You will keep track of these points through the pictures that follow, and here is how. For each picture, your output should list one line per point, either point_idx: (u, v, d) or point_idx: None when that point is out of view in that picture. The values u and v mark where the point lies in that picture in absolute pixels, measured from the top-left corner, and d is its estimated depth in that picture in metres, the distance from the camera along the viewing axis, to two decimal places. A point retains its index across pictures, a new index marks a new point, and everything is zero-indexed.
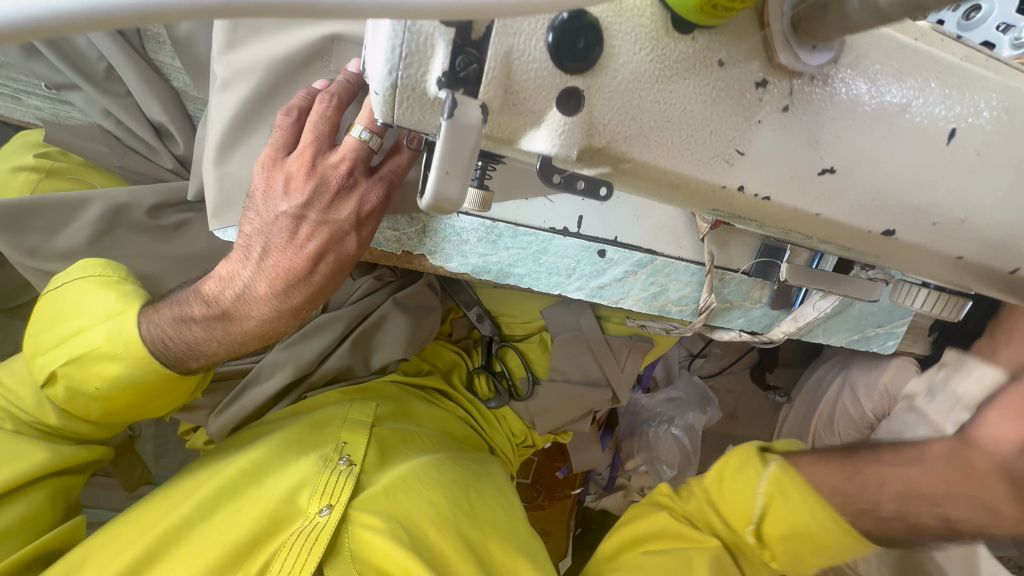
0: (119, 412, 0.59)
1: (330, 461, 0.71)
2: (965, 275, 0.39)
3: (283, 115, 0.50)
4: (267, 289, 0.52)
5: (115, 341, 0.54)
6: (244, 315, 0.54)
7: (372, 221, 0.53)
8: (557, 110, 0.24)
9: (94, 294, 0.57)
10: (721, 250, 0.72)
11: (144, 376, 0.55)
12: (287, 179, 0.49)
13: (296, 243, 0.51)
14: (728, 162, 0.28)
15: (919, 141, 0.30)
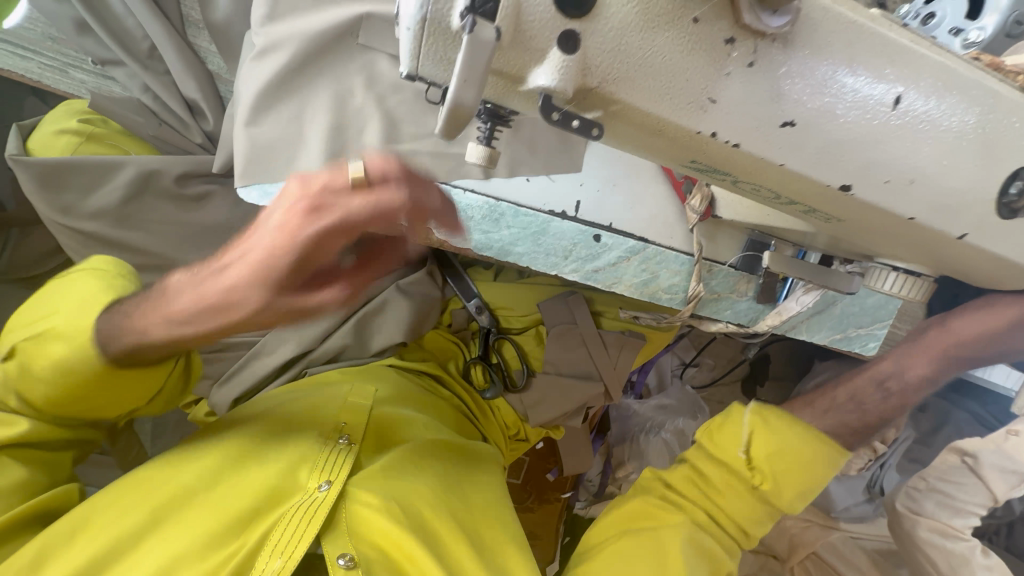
0: (72, 404, 0.58)
1: (330, 440, 0.71)
2: (919, 241, 0.44)
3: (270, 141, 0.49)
4: (183, 307, 0.47)
5: (71, 323, 0.56)
6: (167, 305, 0.49)
7: (289, 293, 0.42)
8: (557, 49, 0.29)
9: (73, 279, 0.60)
10: (711, 243, 0.78)
11: (84, 364, 0.55)
12: None
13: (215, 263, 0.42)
14: (702, 109, 0.32)
15: (867, 103, 0.35)
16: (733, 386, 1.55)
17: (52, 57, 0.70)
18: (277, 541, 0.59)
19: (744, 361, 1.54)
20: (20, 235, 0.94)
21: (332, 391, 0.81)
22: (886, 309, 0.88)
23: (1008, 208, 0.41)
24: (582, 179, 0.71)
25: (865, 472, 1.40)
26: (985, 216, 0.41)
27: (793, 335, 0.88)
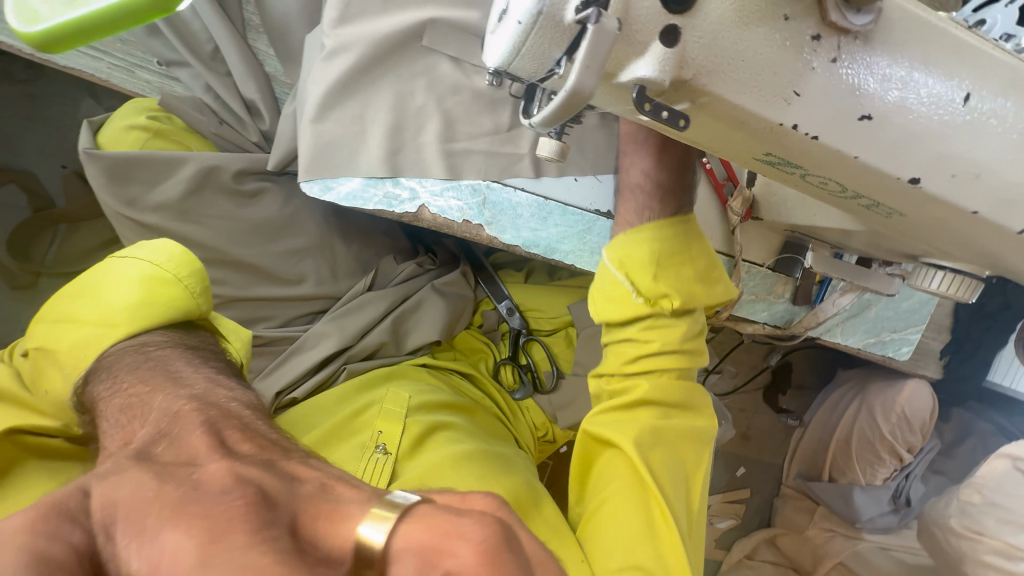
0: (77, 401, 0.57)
1: (367, 449, 0.74)
2: (979, 236, 0.45)
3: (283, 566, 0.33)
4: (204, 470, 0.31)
5: (106, 316, 0.58)
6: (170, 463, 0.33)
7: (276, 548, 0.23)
8: (659, 42, 0.31)
9: (109, 272, 0.61)
10: (747, 244, 0.79)
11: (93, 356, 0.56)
12: None
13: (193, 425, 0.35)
14: (787, 101, 0.34)
15: (939, 99, 0.37)
16: (754, 394, 1.58)
17: (120, 57, 0.73)
18: None
19: (767, 369, 1.56)
20: (69, 229, 0.97)
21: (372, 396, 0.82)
22: (920, 314, 0.89)
23: None
24: None
25: (890, 482, 1.39)
26: None
27: (828, 337, 0.89)
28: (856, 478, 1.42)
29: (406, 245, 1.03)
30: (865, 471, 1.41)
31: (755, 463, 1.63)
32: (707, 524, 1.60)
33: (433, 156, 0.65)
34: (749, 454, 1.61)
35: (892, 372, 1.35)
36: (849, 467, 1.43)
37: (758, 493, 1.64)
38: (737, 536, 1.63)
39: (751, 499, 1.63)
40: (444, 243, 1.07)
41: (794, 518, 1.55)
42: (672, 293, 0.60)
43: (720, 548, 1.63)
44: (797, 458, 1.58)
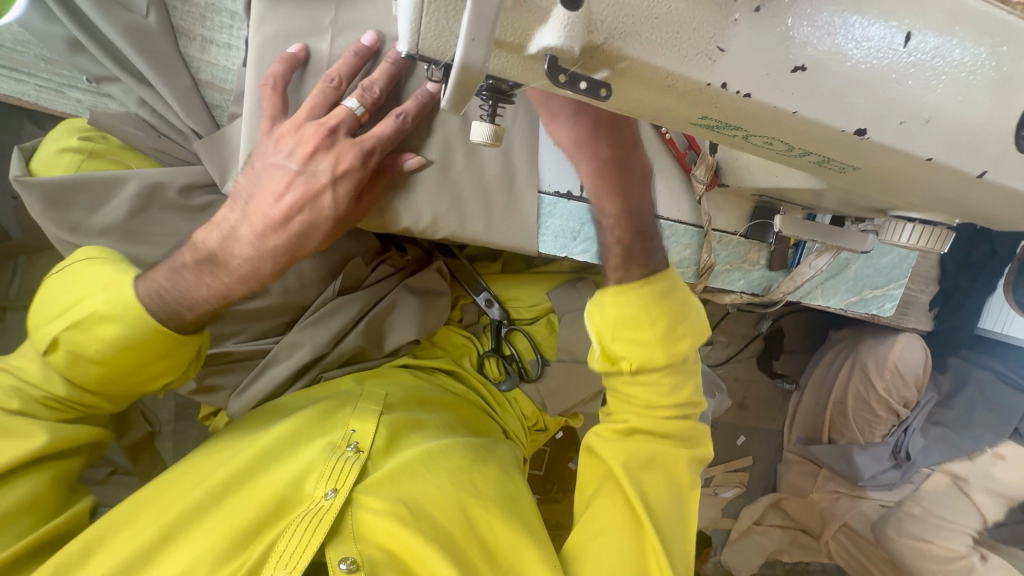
0: (120, 377, 0.59)
1: (338, 448, 0.66)
2: (937, 184, 0.43)
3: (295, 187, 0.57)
4: (248, 231, 0.57)
5: (114, 304, 0.55)
6: (230, 254, 0.57)
7: (350, 179, 0.58)
8: (561, 6, 0.29)
9: (94, 269, 0.59)
10: (718, 213, 0.76)
11: (143, 336, 0.56)
12: (314, 177, 0.57)
13: (279, 194, 0.57)
14: (711, 59, 0.32)
15: (879, 41, 0.35)
16: (748, 362, 1.58)
17: (48, 78, 0.71)
18: (282, 551, 0.55)
19: (758, 336, 1.54)
20: (27, 261, 0.95)
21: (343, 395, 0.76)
22: (902, 268, 0.88)
23: None
24: None
25: (886, 437, 1.39)
26: (1004, 152, 0.40)
27: (809, 301, 0.87)
28: (855, 437, 1.42)
29: (374, 243, 1.00)
30: (863, 430, 1.40)
31: (755, 431, 1.63)
32: (713, 495, 1.61)
33: None
34: (748, 422, 1.61)
35: (881, 328, 1.34)
36: (848, 427, 1.43)
37: (761, 460, 1.64)
38: (743, 504, 1.64)
39: (754, 466, 1.64)
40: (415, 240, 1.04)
41: (797, 482, 1.56)
42: (631, 357, 0.61)
43: (728, 517, 1.65)
44: (797, 423, 1.58)
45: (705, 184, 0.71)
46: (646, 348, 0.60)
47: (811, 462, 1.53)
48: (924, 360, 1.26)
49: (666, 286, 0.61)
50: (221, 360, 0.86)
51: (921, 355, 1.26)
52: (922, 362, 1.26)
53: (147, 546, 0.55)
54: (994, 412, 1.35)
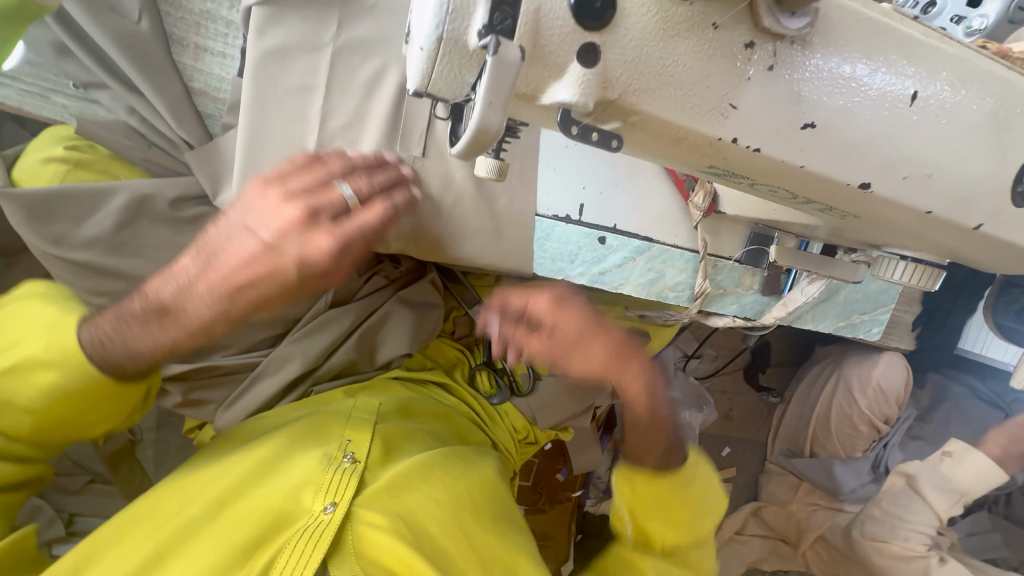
0: (60, 425, 0.57)
1: (334, 459, 0.65)
2: (934, 233, 0.44)
3: (252, 264, 0.47)
4: (204, 289, 0.49)
5: (52, 350, 0.53)
6: (180, 310, 0.50)
7: (325, 269, 0.47)
8: (577, 63, 0.28)
9: (34, 309, 0.57)
10: (714, 238, 0.77)
11: (81, 386, 0.54)
12: (281, 261, 0.47)
13: (241, 261, 0.48)
14: (724, 115, 0.32)
15: (887, 100, 0.35)
16: (734, 374, 1.60)
17: (32, 82, 0.68)
18: (282, 568, 0.54)
19: (745, 350, 1.57)
20: (6, 265, 0.92)
21: (332, 408, 0.74)
22: (889, 294, 0.89)
23: (1022, 195, 0.41)
24: (585, 181, 0.71)
25: (866, 452, 1.44)
26: (1000, 205, 0.41)
27: (799, 325, 0.88)
28: (836, 451, 1.46)
29: (367, 254, 0.99)
30: (844, 445, 1.45)
31: (739, 443, 1.65)
32: None
33: None
34: (733, 434, 1.64)
35: (867, 347, 1.36)
36: (829, 441, 1.47)
37: (744, 471, 1.67)
38: (725, 514, 1.66)
39: (737, 477, 1.66)
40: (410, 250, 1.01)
41: (776, 492, 1.58)
42: None
43: (710, 527, 1.67)
44: (779, 436, 1.60)
45: (703, 211, 0.70)
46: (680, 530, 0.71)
47: (790, 473, 1.56)
48: (904, 381, 1.30)
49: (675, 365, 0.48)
50: (205, 374, 0.83)
51: (903, 372, 1.29)
52: (902, 380, 1.30)
53: (141, 566, 0.54)
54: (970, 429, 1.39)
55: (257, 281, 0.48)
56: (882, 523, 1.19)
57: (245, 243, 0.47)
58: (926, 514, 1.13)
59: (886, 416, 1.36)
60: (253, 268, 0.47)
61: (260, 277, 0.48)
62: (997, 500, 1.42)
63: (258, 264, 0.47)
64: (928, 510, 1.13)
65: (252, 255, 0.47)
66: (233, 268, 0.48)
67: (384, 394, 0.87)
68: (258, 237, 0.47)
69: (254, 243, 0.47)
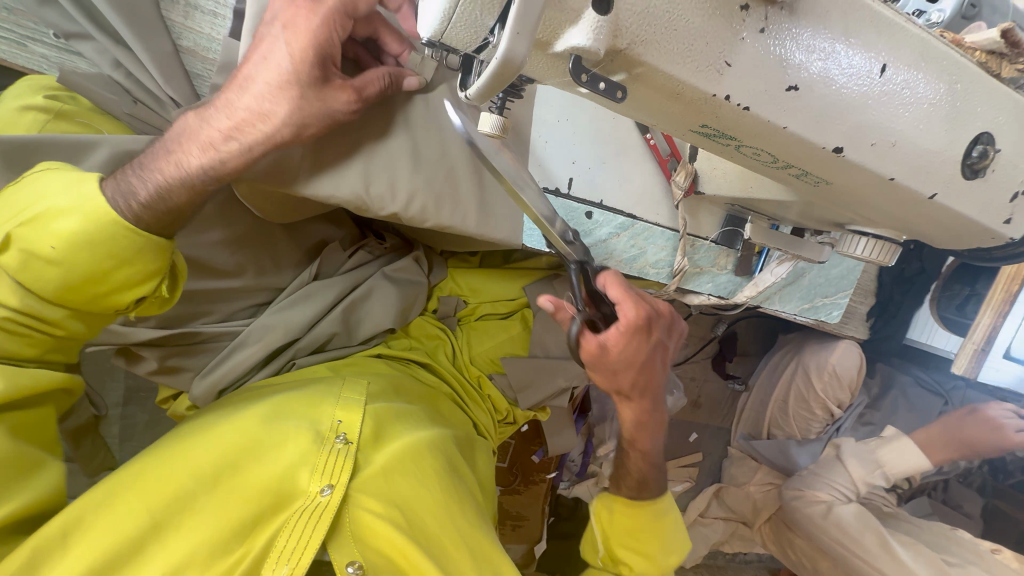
0: (82, 293, 0.56)
1: (326, 439, 0.65)
2: (897, 203, 0.48)
3: (253, 54, 0.54)
4: (218, 120, 0.55)
5: (72, 199, 0.53)
6: (198, 138, 0.55)
7: (305, 39, 0.52)
8: (592, 9, 0.30)
9: (40, 180, 0.55)
10: (693, 219, 0.81)
11: (103, 233, 0.53)
12: (270, 41, 0.53)
13: (248, 64, 0.54)
14: (719, 73, 0.35)
15: (859, 71, 0.39)
16: (703, 363, 1.67)
17: (9, 29, 0.66)
18: (282, 547, 0.56)
19: (714, 339, 1.64)
20: None
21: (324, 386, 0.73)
22: (848, 279, 0.96)
23: (971, 169, 0.46)
24: (574, 156, 0.73)
25: (821, 435, 1.53)
26: (953, 176, 0.46)
27: (768, 305, 0.93)
28: (793, 433, 1.55)
29: (352, 230, 1.00)
30: (800, 427, 1.53)
31: (705, 428, 1.73)
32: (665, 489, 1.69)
33: (363, 124, 0.62)
34: (699, 420, 1.71)
35: (825, 335, 1.44)
36: (787, 424, 1.55)
37: (709, 456, 1.75)
38: (690, 498, 1.73)
39: (703, 461, 1.74)
40: (393, 229, 1.05)
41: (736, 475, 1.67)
42: (630, 562, 0.71)
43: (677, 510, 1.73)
44: (742, 421, 1.68)
45: (683, 190, 0.74)
46: (646, 561, 0.71)
47: (750, 457, 1.62)
48: (858, 366, 1.38)
49: (656, 508, 0.73)
50: (183, 341, 0.81)
51: (856, 357, 1.37)
52: (856, 366, 1.38)
53: (135, 538, 0.53)
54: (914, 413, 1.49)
55: (257, 71, 0.53)
56: (806, 477, 1.39)
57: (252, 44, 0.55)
58: (842, 475, 1.34)
59: (840, 402, 1.45)
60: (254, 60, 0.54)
61: (258, 63, 0.53)
62: (936, 486, 1.55)
63: (258, 52, 0.54)
64: (845, 473, 1.34)
65: (256, 43, 0.54)
66: (242, 72, 0.54)
67: (375, 374, 0.85)
68: (262, 28, 0.54)
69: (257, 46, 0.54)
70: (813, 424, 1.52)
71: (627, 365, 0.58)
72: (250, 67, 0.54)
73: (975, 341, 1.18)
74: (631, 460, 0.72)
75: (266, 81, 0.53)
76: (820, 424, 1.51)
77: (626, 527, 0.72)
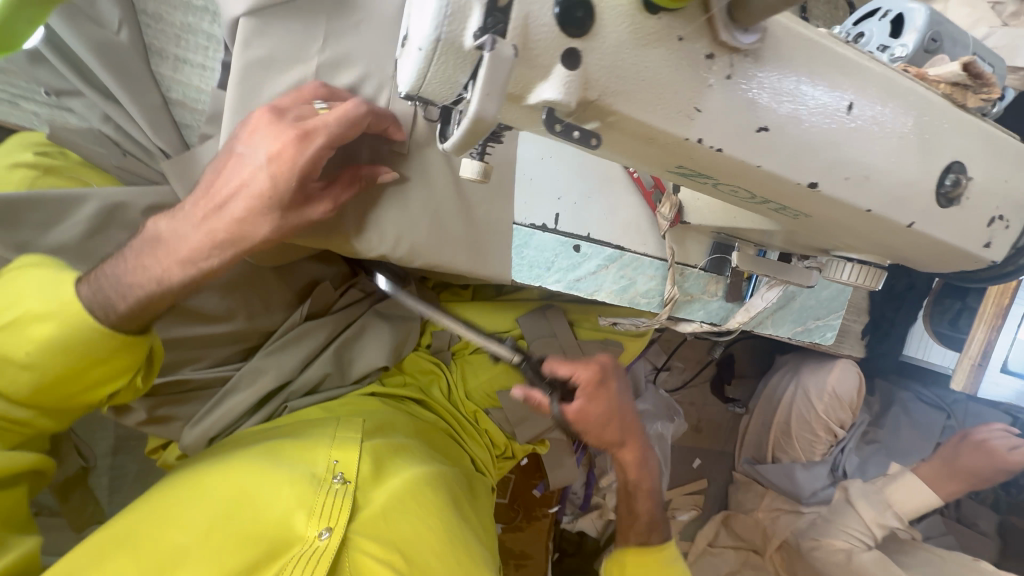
0: (58, 391, 0.57)
1: (323, 480, 0.64)
2: (877, 232, 0.48)
3: (230, 163, 0.54)
4: (195, 223, 0.55)
5: (49, 301, 0.54)
6: (174, 240, 0.56)
7: (279, 161, 0.52)
8: (560, 65, 0.31)
9: (19, 277, 0.55)
10: (681, 247, 0.82)
11: (79, 337, 0.54)
12: (247, 159, 0.53)
13: (225, 174, 0.55)
14: (690, 118, 0.36)
15: (827, 110, 0.40)
16: (701, 386, 1.66)
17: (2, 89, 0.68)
18: None
19: (711, 362, 1.64)
20: None
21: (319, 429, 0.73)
22: (839, 301, 0.96)
23: (946, 197, 0.47)
24: (560, 192, 0.74)
25: (826, 457, 1.50)
26: (929, 206, 0.46)
27: (761, 331, 0.93)
28: (797, 456, 1.52)
29: (343, 268, 1.00)
30: (803, 448, 1.51)
31: (709, 454, 1.72)
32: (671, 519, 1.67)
33: None
34: (701, 445, 1.70)
35: (822, 355, 1.44)
36: (791, 446, 1.53)
37: (714, 482, 1.73)
38: (698, 528, 1.70)
39: (708, 488, 1.72)
40: (385, 265, 1.05)
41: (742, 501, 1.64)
42: None
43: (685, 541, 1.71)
44: (745, 444, 1.66)
45: (669, 220, 0.75)
46: None
47: (756, 481, 1.61)
48: (856, 385, 1.37)
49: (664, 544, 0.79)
50: (172, 389, 0.81)
51: (853, 377, 1.37)
52: (854, 385, 1.37)
53: None
54: (917, 431, 1.48)
55: (236, 185, 0.54)
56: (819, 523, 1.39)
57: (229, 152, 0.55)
58: (856, 519, 1.34)
59: (842, 422, 1.44)
60: (232, 177, 0.54)
61: (235, 179, 0.54)
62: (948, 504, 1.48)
63: (234, 162, 0.54)
64: (858, 517, 1.34)
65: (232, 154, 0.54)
66: (219, 179, 0.55)
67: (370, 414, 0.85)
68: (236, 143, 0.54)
69: (234, 156, 0.54)
70: (818, 446, 1.49)
71: (601, 425, 0.73)
72: (227, 178, 0.54)
73: (971, 356, 1.17)
74: (639, 502, 0.81)
75: (240, 195, 0.54)
76: (824, 445, 1.49)
77: (638, 573, 0.77)
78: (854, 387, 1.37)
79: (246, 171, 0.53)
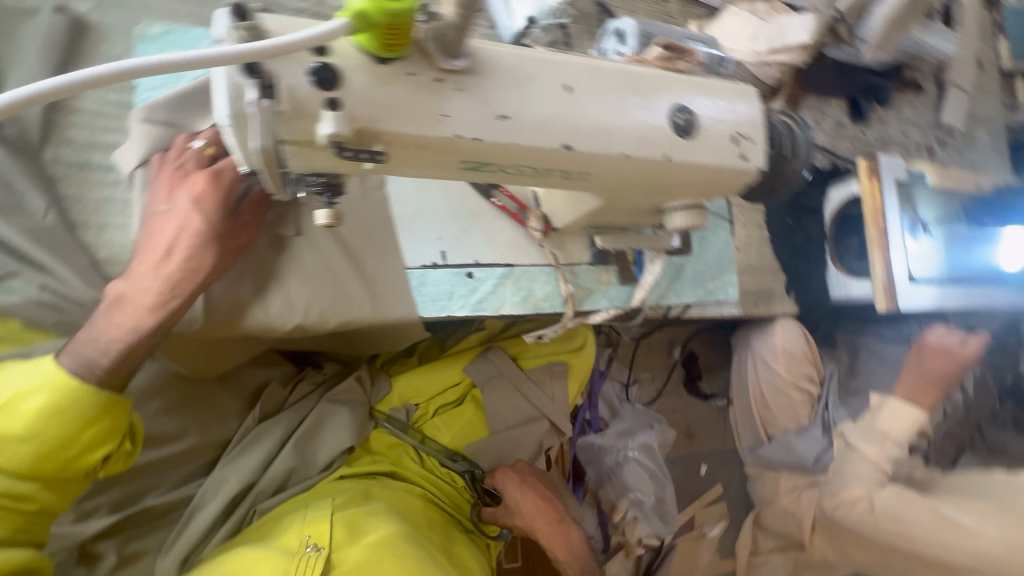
0: (50, 464, 0.61)
1: (297, 550, 0.70)
2: (649, 172, 0.62)
3: (165, 212, 0.66)
4: (149, 271, 0.65)
5: (35, 377, 0.60)
6: (136, 295, 0.64)
7: (209, 197, 0.66)
8: (326, 110, 0.45)
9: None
10: (561, 249, 0.92)
11: (66, 404, 0.60)
12: (182, 204, 0.66)
13: (161, 224, 0.66)
14: (442, 122, 0.49)
15: (552, 92, 0.54)
16: (677, 391, 1.70)
17: None
18: None
19: (676, 364, 1.70)
20: None
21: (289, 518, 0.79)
22: (726, 258, 1.09)
23: (683, 130, 0.61)
24: (440, 233, 0.87)
25: (814, 419, 1.50)
26: (673, 141, 0.61)
27: (666, 303, 1.03)
28: (788, 426, 1.51)
29: (290, 368, 1.06)
30: (789, 417, 1.50)
31: (713, 456, 1.71)
32: (701, 536, 1.63)
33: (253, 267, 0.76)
34: (702, 449, 1.70)
35: (761, 320, 1.50)
36: (776, 418, 1.52)
37: (730, 484, 1.70)
38: (734, 538, 1.67)
39: (726, 492, 1.69)
40: (331, 356, 1.12)
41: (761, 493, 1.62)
42: None
43: (727, 556, 1.65)
44: (742, 433, 1.64)
45: (540, 230, 0.87)
46: None
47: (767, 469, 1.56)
48: (801, 335, 1.43)
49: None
50: (139, 521, 0.85)
51: (794, 328, 1.42)
52: (798, 336, 1.42)
53: None
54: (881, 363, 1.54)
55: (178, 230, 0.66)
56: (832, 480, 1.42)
57: (156, 208, 0.67)
58: None
59: (805, 376, 1.47)
60: (171, 223, 0.66)
61: (176, 225, 0.66)
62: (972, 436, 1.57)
63: (171, 213, 0.66)
64: (864, 458, 1.39)
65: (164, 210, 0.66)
66: (159, 230, 0.66)
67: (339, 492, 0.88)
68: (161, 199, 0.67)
69: (164, 209, 0.67)
70: (801, 409, 1.50)
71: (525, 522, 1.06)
72: (168, 226, 0.66)
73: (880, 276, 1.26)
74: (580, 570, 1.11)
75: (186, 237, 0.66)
76: (805, 408, 1.50)
77: None
78: (799, 334, 1.42)
79: (186, 214, 0.66)
